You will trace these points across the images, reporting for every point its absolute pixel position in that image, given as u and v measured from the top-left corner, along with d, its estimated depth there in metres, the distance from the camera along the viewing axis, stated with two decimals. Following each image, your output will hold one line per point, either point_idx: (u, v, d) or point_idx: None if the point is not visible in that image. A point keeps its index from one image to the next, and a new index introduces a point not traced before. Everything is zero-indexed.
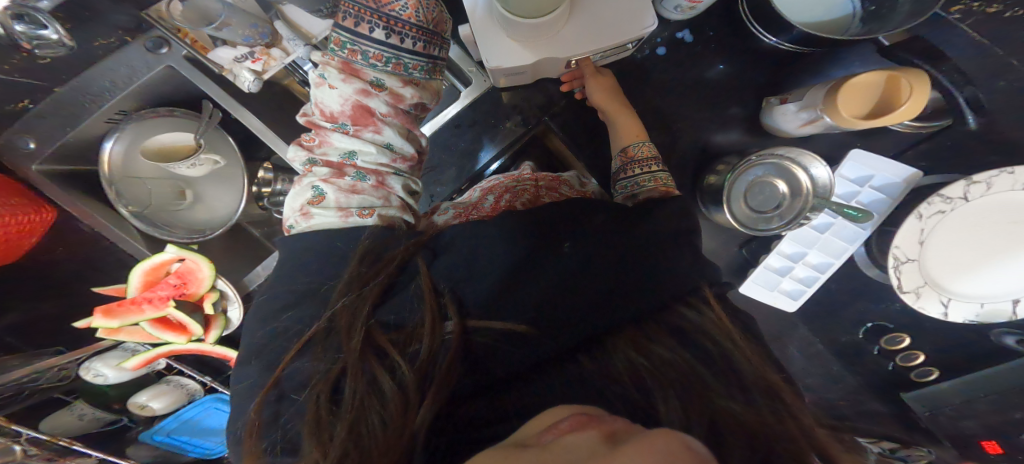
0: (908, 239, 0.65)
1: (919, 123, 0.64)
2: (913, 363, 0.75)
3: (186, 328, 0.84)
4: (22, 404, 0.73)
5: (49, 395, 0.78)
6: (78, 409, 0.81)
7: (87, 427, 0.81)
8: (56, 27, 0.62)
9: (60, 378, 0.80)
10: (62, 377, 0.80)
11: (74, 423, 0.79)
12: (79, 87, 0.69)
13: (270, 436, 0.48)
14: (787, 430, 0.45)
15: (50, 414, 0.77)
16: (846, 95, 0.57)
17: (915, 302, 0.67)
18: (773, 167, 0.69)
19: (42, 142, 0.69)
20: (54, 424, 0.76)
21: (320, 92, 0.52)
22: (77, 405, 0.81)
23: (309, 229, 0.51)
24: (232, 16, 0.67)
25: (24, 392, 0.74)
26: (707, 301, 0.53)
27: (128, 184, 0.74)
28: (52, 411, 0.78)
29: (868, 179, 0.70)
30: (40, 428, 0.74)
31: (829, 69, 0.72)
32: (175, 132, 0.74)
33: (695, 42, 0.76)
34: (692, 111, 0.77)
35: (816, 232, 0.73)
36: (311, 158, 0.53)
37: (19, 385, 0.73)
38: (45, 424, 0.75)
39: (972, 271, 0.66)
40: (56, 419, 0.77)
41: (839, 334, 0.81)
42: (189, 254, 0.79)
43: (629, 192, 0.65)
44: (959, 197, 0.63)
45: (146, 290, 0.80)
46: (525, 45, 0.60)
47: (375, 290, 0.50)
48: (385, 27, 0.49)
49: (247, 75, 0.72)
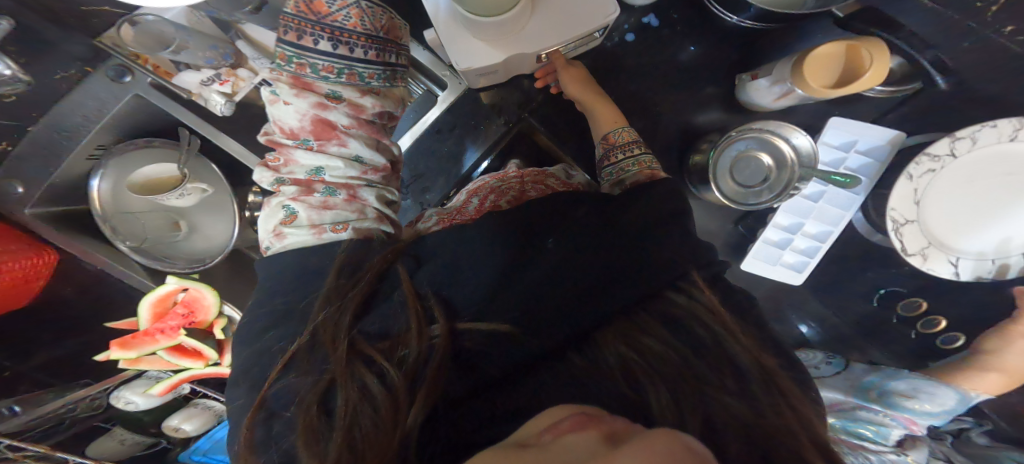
0: (904, 200, 0.64)
1: (891, 87, 0.65)
2: (937, 328, 0.74)
3: (202, 354, 0.88)
4: (65, 433, 0.74)
5: (90, 423, 0.78)
6: (119, 434, 0.80)
7: (129, 451, 0.79)
8: (8, 62, 0.63)
9: (95, 407, 0.80)
10: (96, 406, 0.80)
11: (117, 448, 0.78)
12: (52, 125, 0.69)
13: (266, 453, 0.47)
14: (787, 424, 0.44)
15: (94, 441, 0.76)
16: (811, 65, 0.57)
17: (923, 264, 0.66)
18: (755, 140, 0.68)
19: (29, 185, 0.70)
20: (99, 450, 0.76)
21: (276, 109, 0.52)
22: (116, 432, 0.80)
23: (286, 248, 0.51)
24: (188, 39, 0.68)
25: (64, 422, 0.75)
26: (697, 285, 0.52)
27: (122, 221, 0.75)
28: (96, 438, 0.77)
29: (853, 144, 0.69)
30: (87, 454, 0.74)
31: (797, 40, 0.71)
32: (160, 165, 0.74)
33: (663, 26, 0.75)
34: (669, 94, 0.76)
35: (810, 202, 0.72)
36: (278, 178, 0.53)
37: (56, 416, 0.74)
38: (91, 449, 0.75)
39: (977, 228, 0.65)
40: (99, 446, 0.76)
41: (846, 303, 0.80)
42: (191, 283, 0.84)
43: (616, 178, 0.64)
44: (947, 154, 0.62)
45: (157, 322, 0.83)
46: (493, 44, 0.59)
47: (356, 299, 0.50)
48: (330, 38, 0.50)
49: (218, 99, 0.73)
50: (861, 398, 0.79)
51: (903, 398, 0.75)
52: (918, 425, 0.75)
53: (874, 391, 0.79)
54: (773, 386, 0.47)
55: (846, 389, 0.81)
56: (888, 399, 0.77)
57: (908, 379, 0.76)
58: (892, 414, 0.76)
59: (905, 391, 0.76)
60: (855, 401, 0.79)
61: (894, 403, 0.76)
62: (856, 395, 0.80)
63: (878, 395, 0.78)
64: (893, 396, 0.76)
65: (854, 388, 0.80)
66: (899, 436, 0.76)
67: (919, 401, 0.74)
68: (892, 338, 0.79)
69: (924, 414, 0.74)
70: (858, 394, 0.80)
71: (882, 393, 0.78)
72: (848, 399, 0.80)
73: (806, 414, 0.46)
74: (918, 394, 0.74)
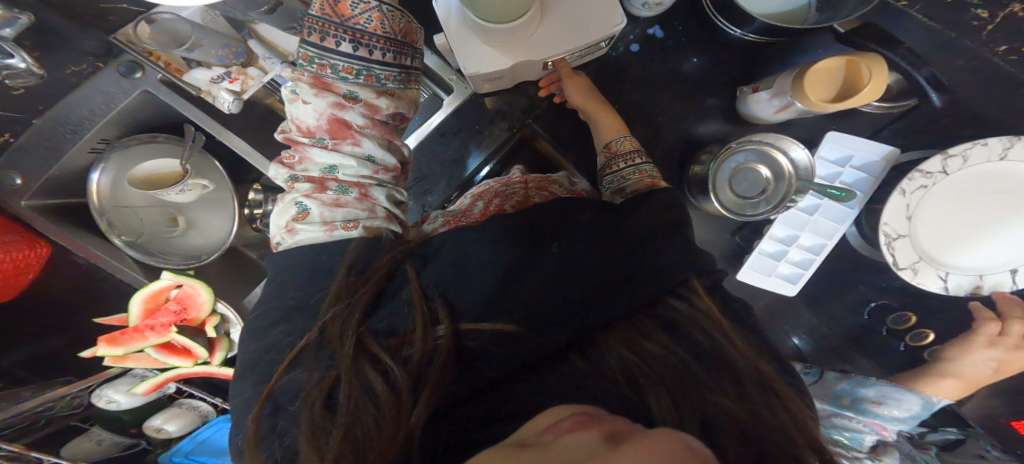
0: (896, 215, 0.65)
1: (888, 103, 0.67)
2: (924, 342, 0.75)
3: (191, 352, 0.86)
4: (42, 432, 0.72)
5: (66, 423, 0.77)
6: (96, 435, 0.79)
7: (106, 452, 0.79)
8: (22, 55, 0.63)
9: (74, 406, 0.79)
10: (75, 405, 0.79)
11: (93, 449, 0.77)
12: (58, 117, 0.70)
13: (269, 448, 0.47)
14: (782, 427, 0.45)
15: (69, 440, 0.75)
16: (811, 79, 0.58)
17: (913, 278, 0.67)
18: (755, 152, 0.70)
19: (28, 177, 0.70)
20: (73, 450, 0.75)
21: (295, 108, 0.52)
22: (94, 432, 0.80)
23: (296, 245, 0.51)
24: (203, 37, 0.68)
25: (41, 421, 0.73)
26: (697, 292, 0.53)
27: (118, 215, 0.75)
28: (71, 437, 0.76)
29: (848, 159, 0.71)
30: (60, 454, 0.73)
31: (796, 56, 0.74)
32: (161, 160, 0.75)
33: (667, 37, 0.77)
34: (672, 105, 0.78)
35: (805, 214, 0.74)
36: (293, 175, 0.53)
37: (34, 414, 0.72)
38: (66, 449, 0.74)
39: (966, 244, 0.66)
40: (75, 446, 0.75)
41: (840, 314, 0.82)
42: (185, 279, 0.81)
43: (617, 186, 0.65)
44: (939, 171, 0.64)
45: (147, 318, 0.82)
46: (501, 50, 0.60)
47: (364, 297, 0.51)
48: (351, 40, 0.51)
49: (226, 96, 0.71)
50: (835, 406, 0.80)
51: (873, 404, 0.77)
52: (888, 431, 0.77)
53: (847, 398, 0.80)
54: (770, 392, 0.48)
55: (820, 397, 0.81)
56: (858, 405, 0.79)
57: (875, 386, 0.78)
58: (865, 421, 0.77)
59: (874, 398, 0.78)
60: (831, 408, 0.80)
61: (866, 410, 0.78)
62: (831, 402, 0.80)
63: (851, 402, 0.79)
64: (863, 403, 0.78)
65: (827, 396, 0.81)
66: (872, 442, 0.76)
67: (887, 407, 0.77)
68: (883, 350, 0.80)
69: (892, 420, 0.76)
70: (832, 402, 0.80)
71: (853, 400, 0.79)
72: (824, 406, 0.80)
73: (802, 420, 0.46)
74: (886, 400, 0.77)
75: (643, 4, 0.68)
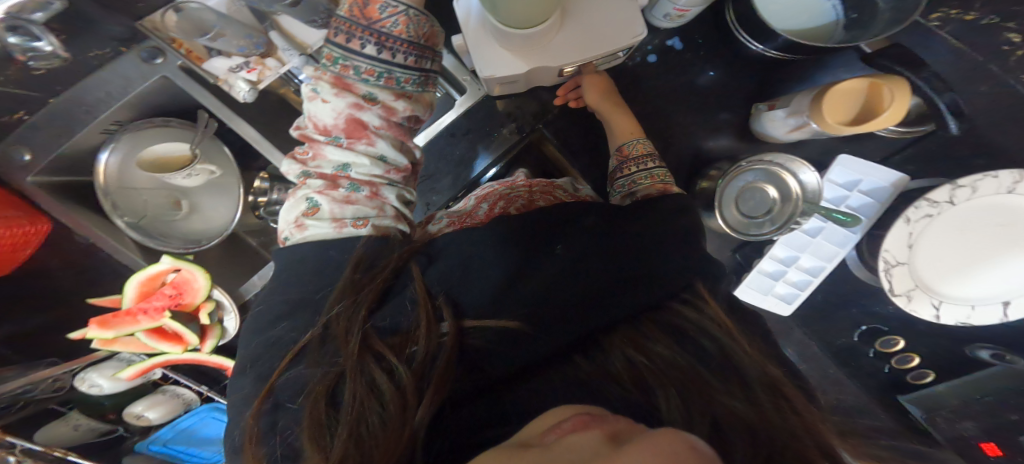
0: (897, 243, 0.66)
1: (903, 128, 0.69)
2: (909, 365, 0.76)
3: (182, 338, 0.85)
4: (16, 415, 0.75)
5: (44, 406, 0.79)
6: (74, 419, 0.82)
7: (82, 438, 0.82)
8: (50, 38, 0.63)
9: (55, 389, 0.80)
10: (57, 388, 0.80)
11: (69, 435, 0.80)
12: (74, 98, 0.69)
13: (270, 443, 0.47)
14: (789, 428, 0.46)
15: (45, 425, 0.78)
16: (830, 100, 0.59)
17: (907, 305, 0.68)
18: (763, 173, 0.70)
19: (37, 154, 0.69)
20: (48, 436, 0.78)
21: (313, 105, 0.53)
22: (72, 416, 0.82)
23: (303, 241, 0.51)
24: (226, 27, 0.69)
25: (19, 403, 0.75)
26: (702, 297, 0.54)
27: (123, 196, 0.74)
28: (47, 421, 0.79)
29: (857, 183, 0.71)
30: (34, 439, 0.76)
31: (815, 75, 0.74)
32: (172, 143, 0.76)
33: (685, 49, 0.77)
34: (685, 117, 0.78)
35: (808, 236, 0.74)
36: (305, 171, 0.53)
37: (12, 397, 0.74)
38: (40, 435, 0.77)
39: (966, 274, 0.67)
40: (52, 430, 0.78)
41: (835, 337, 0.82)
42: (185, 264, 0.80)
43: (627, 190, 0.64)
44: (945, 201, 0.64)
45: (141, 301, 0.80)
46: (519, 54, 0.60)
47: (372, 293, 0.51)
48: (376, 43, 0.51)
49: (242, 86, 0.72)
50: None
51: None
52: None
53: None
54: (777, 395, 0.48)
55: None
56: None
57: None
58: None
59: None
60: None
61: None
62: None
63: None
64: None
65: None
66: None
67: None
68: (866, 371, 0.82)
69: None
70: None
71: None
72: None
73: (812, 423, 0.46)
74: None
75: (666, 15, 0.69)
